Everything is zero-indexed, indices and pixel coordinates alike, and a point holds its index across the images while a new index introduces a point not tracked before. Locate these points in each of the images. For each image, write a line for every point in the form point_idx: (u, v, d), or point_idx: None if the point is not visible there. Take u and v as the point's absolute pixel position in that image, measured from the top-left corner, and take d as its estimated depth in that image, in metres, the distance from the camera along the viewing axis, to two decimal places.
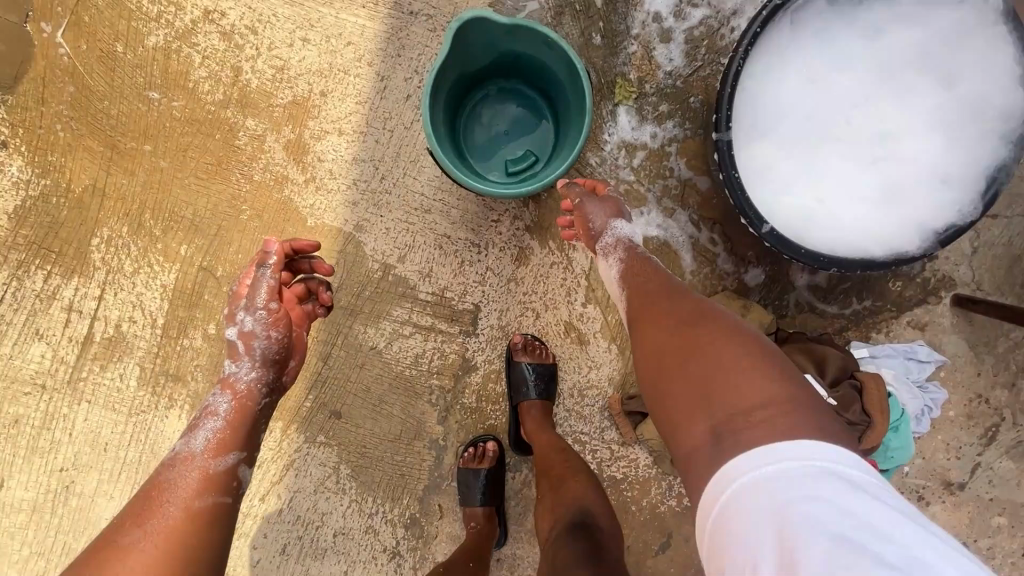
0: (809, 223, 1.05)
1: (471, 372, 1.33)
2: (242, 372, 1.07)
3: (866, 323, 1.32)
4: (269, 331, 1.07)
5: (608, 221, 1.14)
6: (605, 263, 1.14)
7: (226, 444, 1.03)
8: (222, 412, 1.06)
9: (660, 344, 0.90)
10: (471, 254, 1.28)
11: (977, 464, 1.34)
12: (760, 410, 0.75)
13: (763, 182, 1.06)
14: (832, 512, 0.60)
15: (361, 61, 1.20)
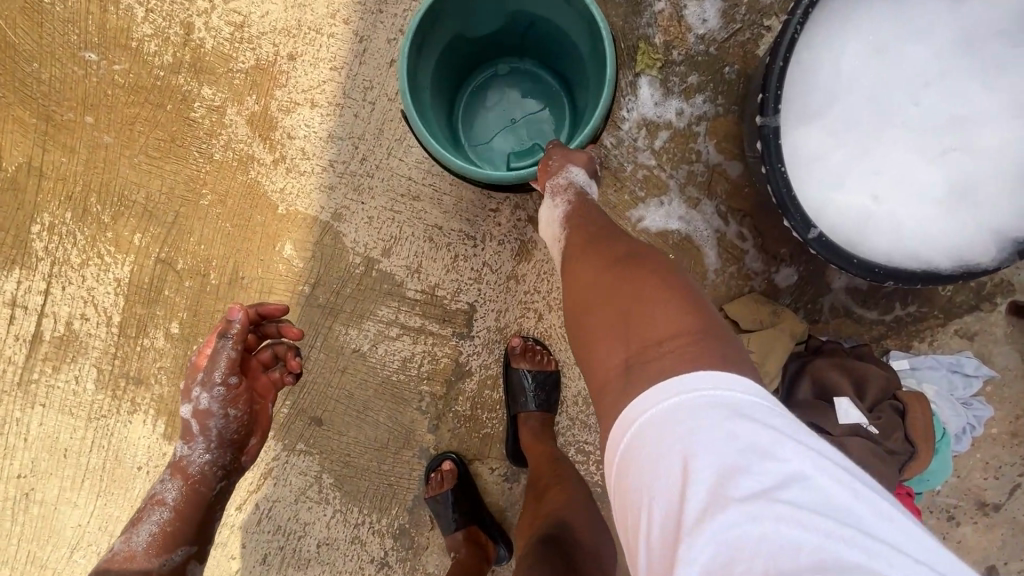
0: (861, 225, 0.88)
1: (465, 377, 1.20)
2: (195, 454, 0.94)
3: (909, 330, 1.18)
4: (228, 410, 0.93)
5: (566, 164, 0.89)
6: (552, 203, 0.90)
7: (171, 542, 0.90)
8: (171, 500, 0.93)
9: (584, 281, 0.74)
10: (466, 248, 1.12)
11: (1017, 484, 1.23)
12: (672, 341, 0.60)
13: (809, 174, 0.89)
14: (727, 449, 0.49)
15: (335, 19, 1.01)
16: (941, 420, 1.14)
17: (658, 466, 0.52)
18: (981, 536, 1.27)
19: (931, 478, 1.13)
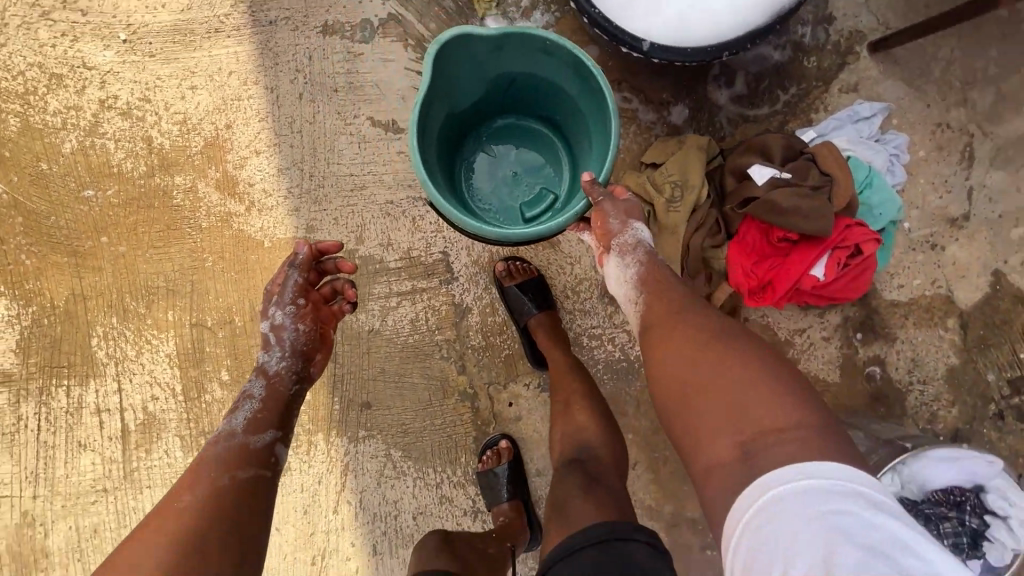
0: (688, 25, 1.08)
1: (467, 314, 1.37)
2: (273, 359, 1.17)
3: (802, 107, 1.33)
4: (298, 324, 1.19)
5: (629, 222, 1.12)
6: (621, 261, 1.11)
7: (262, 424, 1.09)
8: (258, 394, 1.14)
9: (678, 345, 0.90)
10: (419, 208, 1.34)
11: (970, 189, 1.34)
12: (790, 430, 0.75)
13: (630, 8, 1.09)
14: (853, 524, 0.61)
15: (246, 84, 1.28)
16: (864, 160, 1.28)
17: (793, 531, 0.62)
18: (968, 249, 1.36)
19: (882, 211, 1.26)
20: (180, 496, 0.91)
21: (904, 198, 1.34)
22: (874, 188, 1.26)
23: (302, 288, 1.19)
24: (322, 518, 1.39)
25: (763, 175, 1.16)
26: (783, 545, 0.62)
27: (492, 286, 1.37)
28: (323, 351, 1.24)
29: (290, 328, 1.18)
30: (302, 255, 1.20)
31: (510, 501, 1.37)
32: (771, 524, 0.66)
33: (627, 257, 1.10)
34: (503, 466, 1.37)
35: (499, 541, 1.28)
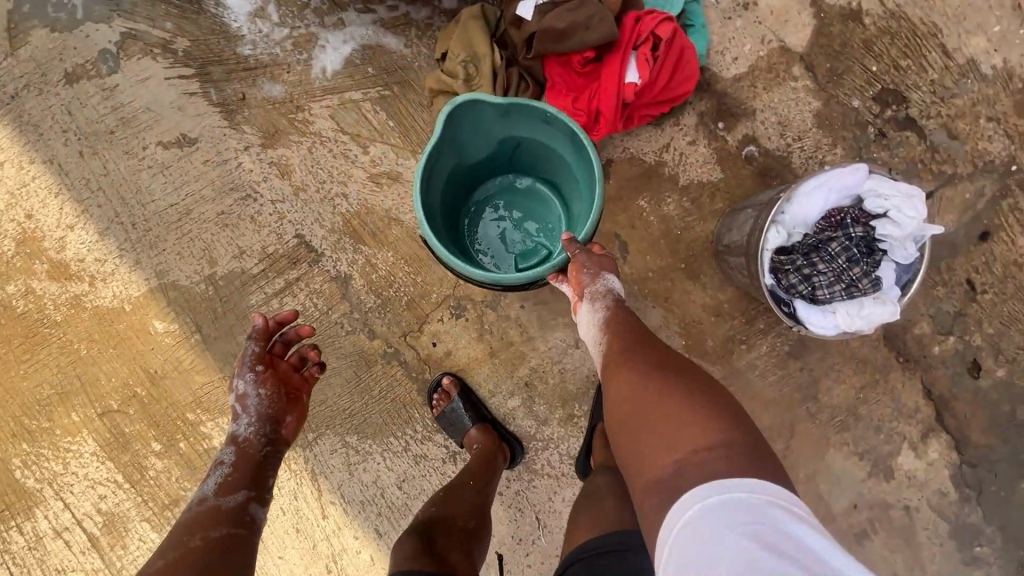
0: None
1: (350, 281, 1.35)
2: (241, 428, 1.16)
3: None
4: (260, 391, 1.18)
5: (601, 273, 1.19)
6: (592, 307, 1.17)
7: (231, 486, 1.07)
8: (229, 460, 1.12)
9: (629, 384, 1.03)
10: (252, 206, 1.30)
11: None
12: (716, 449, 0.87)
13: None
14: (775, 530, 0.73)
15: (24, 167, 1.25)
16: None
17: (709, 542, 0.73)
18: None
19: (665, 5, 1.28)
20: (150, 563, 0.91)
21: None
22: None
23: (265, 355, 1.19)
24: (316, 529, 1.39)
25: (530, 13, 1.14)
26: (708, 542, 0.74)
27: (361, 244, 1.34)
28: (293, 414, 1.22)
29: (250, 396, 1.16)
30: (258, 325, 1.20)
31: (477, 427, 1.36)
32: (689, 533, 0.79)
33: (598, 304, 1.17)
34: (456, 398, 1.37)
35: (494, 475, 1.29)
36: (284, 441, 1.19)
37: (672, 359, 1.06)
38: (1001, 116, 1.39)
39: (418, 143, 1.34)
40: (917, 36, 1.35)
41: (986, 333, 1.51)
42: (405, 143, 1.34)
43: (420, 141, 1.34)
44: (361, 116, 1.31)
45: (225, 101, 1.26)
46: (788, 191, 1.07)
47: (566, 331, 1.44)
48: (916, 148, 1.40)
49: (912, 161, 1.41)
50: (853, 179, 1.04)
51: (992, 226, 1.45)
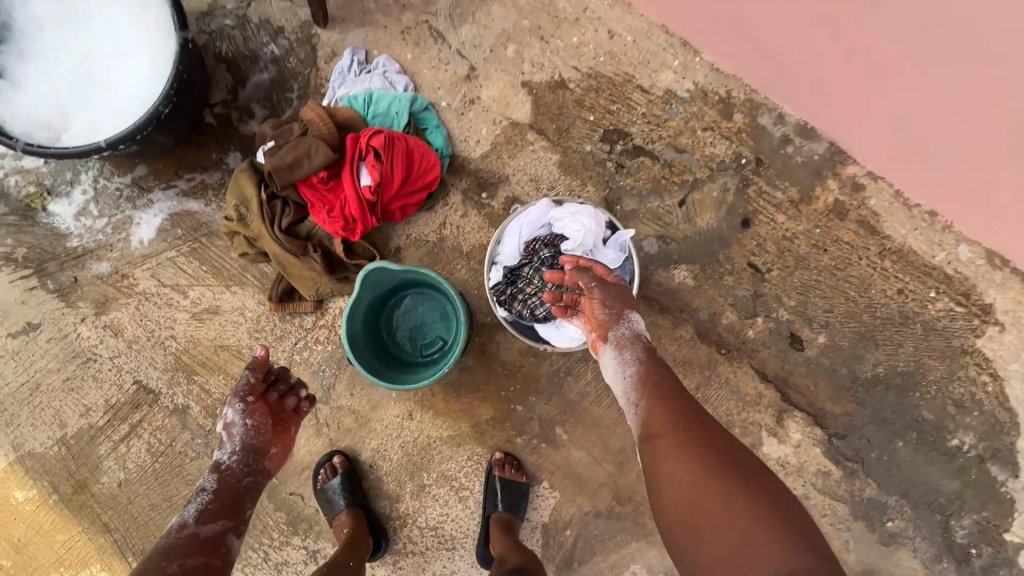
0: (145, 103, 1.37)
1: (188, 410, 1.49)
2: (224, 455, 1.27)
3: (311, 94, 1.63)
4: (247, 421, 1.29)
5: (626, 315, 1.13)
6: (621, 355, 1.10)
7: (213, 515, 1.20)
8: (210, 486, 1.24)
9: (687, 479, 0.94)
10: (93, 366, 1.50)
11: (459, 51, 1.62)
12: (780, 555, 0.84)
13: (105, 129, 1.37)
14: None
15: None
16: (362, 88, 1.56)
17: None
18: (494, 85, 1.63)
19: (398, 109, 1.54)
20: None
21: (423, 92, 1.63)
22: (378, 100, 1.54)
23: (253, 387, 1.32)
24: None
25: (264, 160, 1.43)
26: None
27: (192, 374, 1.51)
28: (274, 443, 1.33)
29: (238, 427, 1.28)
30: (259, 358, 1.32)
31: (347, 510, 1.45)
32: None
33: (626, 352, 1.10)
34: (335, 480, 1.47)
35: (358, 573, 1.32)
36: (263, 470, 1.30)
37: (725, 438, 1.00)
38: (713, 125, 1.60)
39: (230, 276, 1.56)
40: (617, 85, 1.61)
41: (789, 307, 1.60)
42: (219, 279, 1.55)
43: (232, 274, 1.56)
44: (177, 269, 1.55)
45: (62, 287, 1.52)
46: (498, 233, 1.25)
47: (399, 406, 1.55)
48: (654, 169, 1.61)
49: (655, 180, 1.61)
50: (540, 211, 1.22)
51: (749, 212, 1.61)
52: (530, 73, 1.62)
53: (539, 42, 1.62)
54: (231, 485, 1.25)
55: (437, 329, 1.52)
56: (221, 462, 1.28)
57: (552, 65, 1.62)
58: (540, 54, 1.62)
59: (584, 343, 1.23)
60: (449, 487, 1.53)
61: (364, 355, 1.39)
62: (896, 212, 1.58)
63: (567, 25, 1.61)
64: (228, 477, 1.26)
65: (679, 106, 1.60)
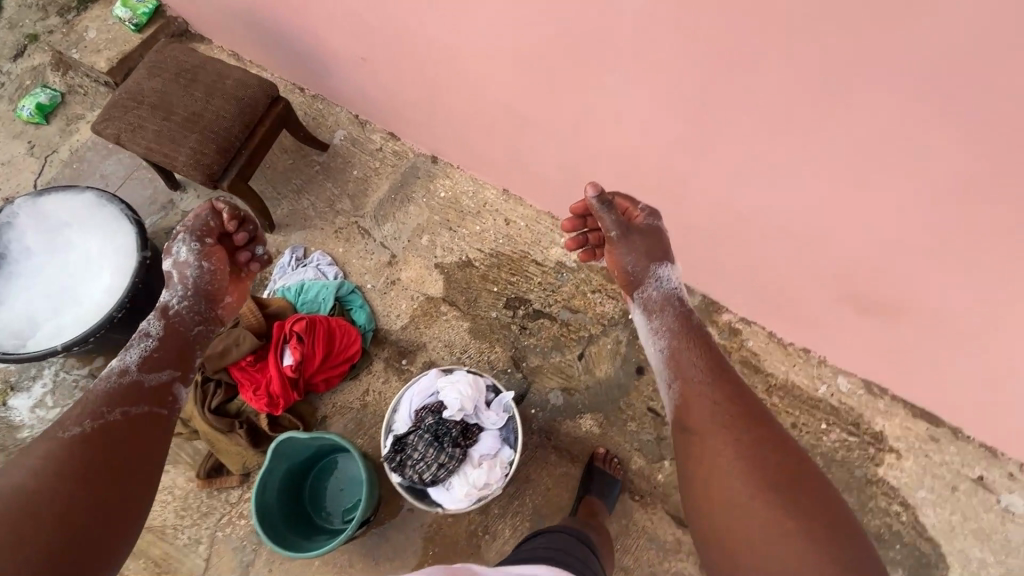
0: (104, 311, 1.60)
1: None
2: (185, 285, 1.38)
3: (257, 286, 1.91)
4: (202, 263, 1.38)
5: (654, 270, 1.36)
6: (653, 318, 1.34)
7: (155, 364, 1.27)
8: (154, 334, 1.32)
9: (729, 456, 1.05)
10: None
11: (382, 244, 1.94)
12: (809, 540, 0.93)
13: (65, 334, 1.58)
14: None
15: None
16: (296, 281, 1.84)
17: None
18: (412, 268, 1.92)
19: (325, 295, 1.80)
20: (68, 425, 1.07)
21: (351, 277, 1.91)
22: (308, 290, 1.80)
23: (214, 229, 1.41)
24: None
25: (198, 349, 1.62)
26: None
27: None
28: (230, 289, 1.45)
29: (191, 269, 1.37)
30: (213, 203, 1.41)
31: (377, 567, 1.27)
32: None
33: (656, 315, 1.34)
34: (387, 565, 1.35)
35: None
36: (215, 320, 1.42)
37: (769, 423, 1.10)
38: (601, 288, 1.85)
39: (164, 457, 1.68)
40: (515, 261, 1.90)
41: None
42: None
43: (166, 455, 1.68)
44: None
45: None
46: (394, 403, 1.39)
47: None
48: (552, 329, 1.82)
49: (555, 338, 1.81)
50: (428, 382, 1.38)
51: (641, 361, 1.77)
52: (441, 255, 1.92)
53: (448, 231, 1.94)
54: (179, 333, 1.35)
55: (358, 493, 1.59)
56: (167, 308, 1.35)
57: (459, 249, 1.93)
58: (449, 241, 1.94)
59: (473, 503, 1.29)
60: None
61: (280, 526, 1.45)
62: (773, 352, 1.75)
63: (470, 217, 1.95)
64: (172, 324, 1.35)
65: (570, 274, 1.87)
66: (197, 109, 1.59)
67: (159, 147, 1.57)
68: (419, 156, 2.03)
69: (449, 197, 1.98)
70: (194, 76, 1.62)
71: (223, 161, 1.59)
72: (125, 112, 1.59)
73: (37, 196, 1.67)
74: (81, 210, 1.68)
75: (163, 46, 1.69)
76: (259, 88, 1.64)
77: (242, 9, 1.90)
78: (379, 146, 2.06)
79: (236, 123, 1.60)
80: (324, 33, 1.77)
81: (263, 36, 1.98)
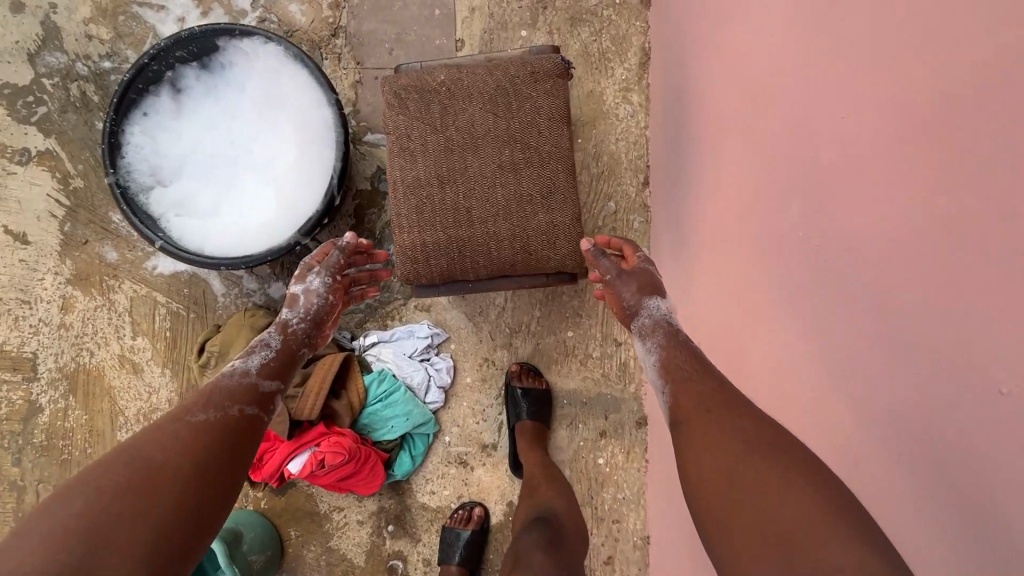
0: (228, 239, 1.30)
1: (38, 412, 1.52)
2: (298, 315, 1.17)
3: (380, 313, 1.53)
4: (329, 297, 1.20)
5: (642, 302, 1.09)
6: (645, 345, 1.06)
7: (270, 375, 1.08)
8: (274, 346, 1.12)
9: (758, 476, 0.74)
10: (23, 309, 1.52)
11: (501, 422, 1.50)
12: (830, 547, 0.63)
13: (189, 219, 1.32)
14: None
15: None
16: (399, 375, 1.46)
17: None
18: (495, 475, 1.50)
19: (397, 425, 1.42)
20: (194, 411, 0.94)
21: (444, 413, 1.51)
22: (389, 405, 1.41)
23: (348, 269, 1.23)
24: None
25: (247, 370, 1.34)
26: None
27: (70, 395, 1.52)
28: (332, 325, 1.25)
29: (320, 298, 1.18)
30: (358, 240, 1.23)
31: None
32: None
33: (648, 340, 1.07)
34: None
35: None
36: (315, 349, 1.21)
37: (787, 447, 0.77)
38: None
39: (174, 359, 1.55)
40: None
41: None
42: (163, 352, 1.54)
43: (176, 360, 1.55)
44: (151, 313, 1.54)
45: (70, 236, 1.52)
46: None
47: None
48: None
49: None
50: None
51: None
52: None
53: None
54: (291, 354, 1.14)
55: None
56: (288, 324, 1.16)
57: None
58: None
59: None
60: None
61: None
62: None
63: (592, 516, 1.44)
64: (298, 342, 1.16)
65: None
66: (478, 208, 1.05)
67: (406, 196, 1.06)
68: (633, 403, 1.46)
69: (601, 473, 1.45)
70: (520, 164, 1.05)
71: (441, 280, 1.09)
72: (423, 116, 1.05)
73: (295, 63, 1.26)
74: (313, 119, 1.29)
75: (541, 73, 1.05)
76: (559, 255, 1.06)
77: (713, 102, 1.18)
78: (620, 341, 1.47)
79: (493, 264, 1.06)
80: (732, 276, 1.09)
81: (691, 133, 1.28)
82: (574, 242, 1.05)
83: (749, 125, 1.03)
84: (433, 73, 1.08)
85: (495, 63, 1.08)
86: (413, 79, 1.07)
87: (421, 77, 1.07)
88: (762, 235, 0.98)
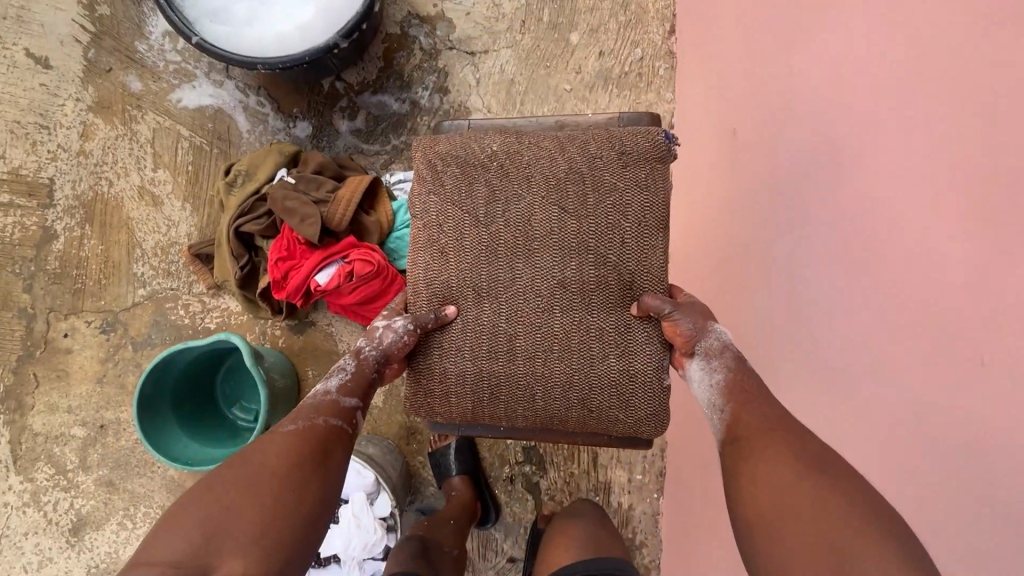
0: (264, 47, 1.30)
1: (53, 240, 1.49)
2: (371, 347, 1.03)
3: (406, 155, 1.55)
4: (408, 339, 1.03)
5: (709, 322, 0.99)
6: (705, 364, 0.96)
7: (352, 393, 0.98)
8: (350, 371, 1.01)
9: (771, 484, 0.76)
10: (41, 135, 1.50)
11: None
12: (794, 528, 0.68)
13: (224, 28, 1.31)
14: None
15: None
16: None
17: None
18: None
19: None
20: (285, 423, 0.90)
21: None
22: None
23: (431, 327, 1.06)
24: None
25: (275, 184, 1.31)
26: None
27: (86, 224, 1.50)
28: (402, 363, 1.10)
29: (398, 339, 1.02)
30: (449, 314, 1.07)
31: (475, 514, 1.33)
32: None
33: (712, 360, 0.96)
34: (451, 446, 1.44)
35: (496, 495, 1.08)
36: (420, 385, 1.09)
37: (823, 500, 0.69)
38: None
39: (194, 195, 1.53)
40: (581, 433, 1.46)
41: None
42: (184, 186, 1.53)
43: (197, 196, 1.53)
44: (173, 146, 1.53)
45: (94, 63, 1.51)
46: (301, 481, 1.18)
47: None
48: (525, 512, 1.48)
49: (516, 521, 1.48)
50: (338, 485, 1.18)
51: None
52: None
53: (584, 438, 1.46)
54: (367, 382, 1.01)
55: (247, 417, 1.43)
56: (363, 348, 1.03)
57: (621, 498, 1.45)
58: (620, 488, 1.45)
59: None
60: (118, 500, 1.48)
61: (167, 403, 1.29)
62: None
63: None
64: (376, 369, 1.02)
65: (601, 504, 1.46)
66: (523, 339, 1.06)
67: (432, 306, 1.09)
68: None
69: None
70: (589, 284, 1.06)
71: (461, 418, 1.10)
72: (470, 209, 1.09)
73: None
74: None
75: (632, 160, 1.07)
76: (633, 414, 1.05)
77: (782, 187, 1.00)
78: None
79: (538, 407, 1.06)
80: (816, 374, 0.88)
81: (755, 241, 1.08)
82: (652, 403, 1.04)
83: (852, 310, 0.81)
84: (485, 152, 1.11)
85: (567, 137, 1.11)
86: (458, 153, 1.11)
87: (468, 150, 1.12)
88: (889, 452, 0.73)
